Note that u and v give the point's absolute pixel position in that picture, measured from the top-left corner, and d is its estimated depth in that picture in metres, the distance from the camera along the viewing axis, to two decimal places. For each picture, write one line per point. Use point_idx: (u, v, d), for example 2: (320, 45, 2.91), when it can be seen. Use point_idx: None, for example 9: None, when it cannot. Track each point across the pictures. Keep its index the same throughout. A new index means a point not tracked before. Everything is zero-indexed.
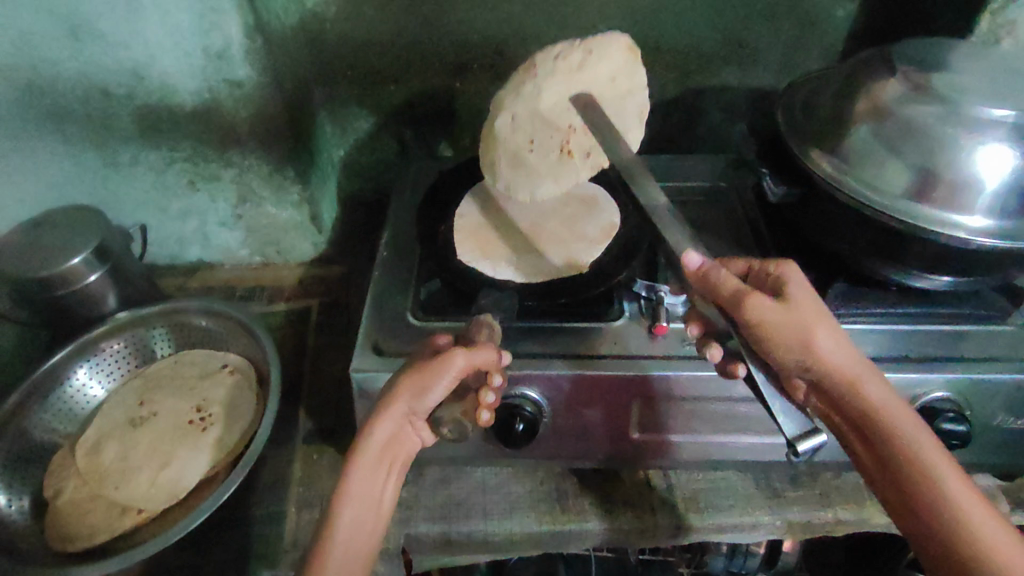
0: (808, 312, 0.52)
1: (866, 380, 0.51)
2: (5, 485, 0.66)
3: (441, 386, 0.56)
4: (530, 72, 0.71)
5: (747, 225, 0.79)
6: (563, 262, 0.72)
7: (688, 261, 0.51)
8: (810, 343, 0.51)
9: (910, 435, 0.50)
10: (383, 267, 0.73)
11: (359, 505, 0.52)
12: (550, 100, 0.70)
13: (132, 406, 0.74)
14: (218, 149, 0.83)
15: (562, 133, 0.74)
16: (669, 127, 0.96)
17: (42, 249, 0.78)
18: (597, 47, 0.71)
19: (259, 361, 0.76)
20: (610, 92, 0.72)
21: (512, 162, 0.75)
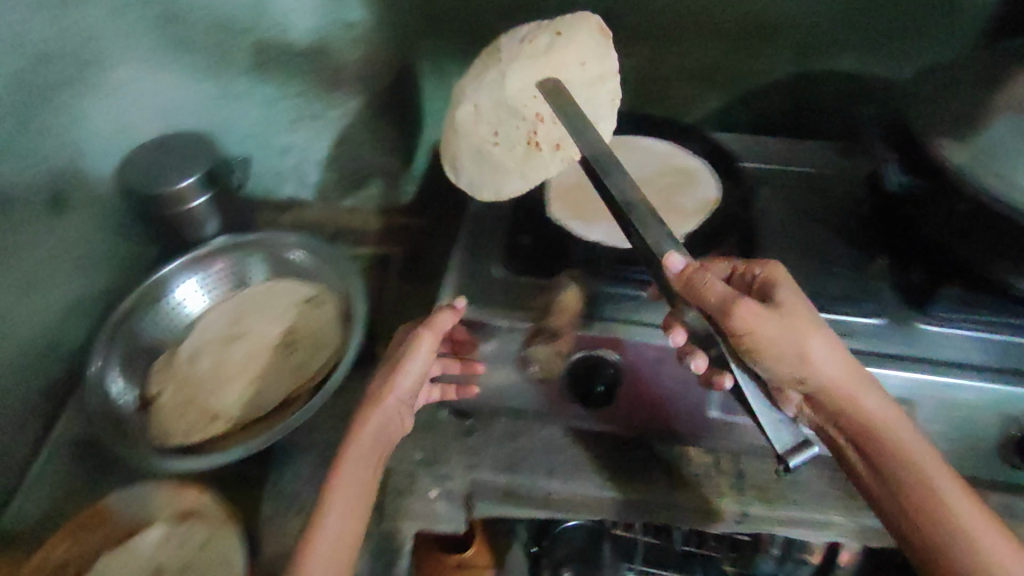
0: (801, 322, 0.53)
1: (863, 394, 0.53)
2: (123, 371, 0.72)
3: (413, 370, 0.62)
4: (493, 59, 0.70)
5: (854, 218, 0.74)
6: (654, 231, 0.68)
7: (670, 264, 0.50)
8: (810, 354, 0.52)
9: (908, 445, 0.52)
10: (475, 218, 0.74)
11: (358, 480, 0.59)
12: (515, 87, 0.67)
13: (228, 321, 0.78)
14: (327, 88, 0.87)
15: (529, 123, 0.70)
16: (775, 109, 0.92)
17: (157, 167, 0.82)
18: (565, 31, 0.69)
19: (345, 297, 0.78)
20: (581, 78, 0.69)
21: (473, 156, 0.71)
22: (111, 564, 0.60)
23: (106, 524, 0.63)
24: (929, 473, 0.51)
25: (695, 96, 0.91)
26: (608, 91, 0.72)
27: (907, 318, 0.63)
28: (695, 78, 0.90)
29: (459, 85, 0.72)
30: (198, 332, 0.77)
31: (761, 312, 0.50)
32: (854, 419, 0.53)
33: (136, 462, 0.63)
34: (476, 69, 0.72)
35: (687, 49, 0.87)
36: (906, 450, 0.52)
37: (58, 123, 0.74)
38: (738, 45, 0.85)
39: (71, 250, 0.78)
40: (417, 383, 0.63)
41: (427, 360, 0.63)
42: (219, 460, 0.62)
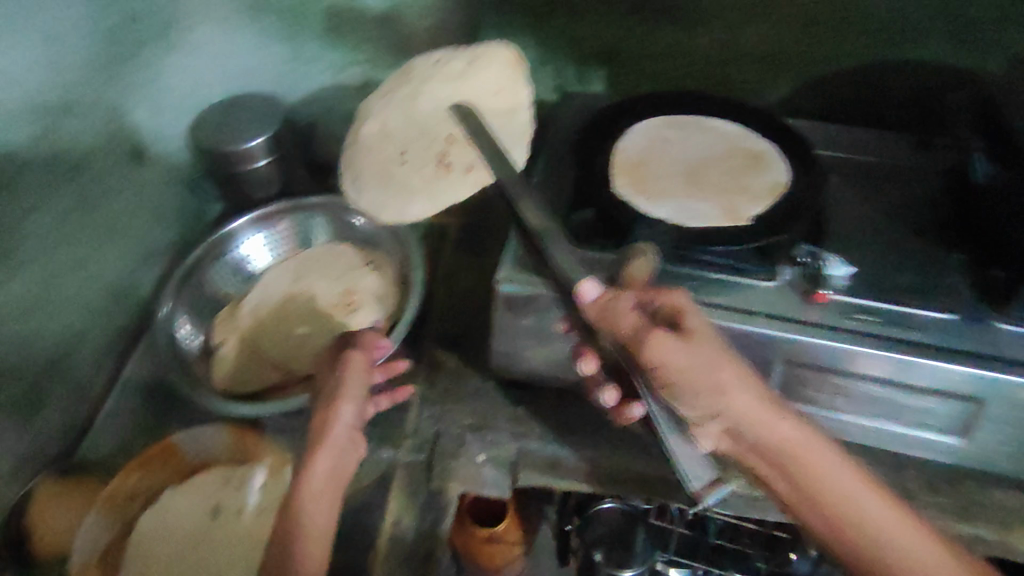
0: (703, 350, 0.51)
1: (777, 420, 0.51)
2: (193, 317, 0.76)
3: (351, 400, 0.60)
4: (405, 79, 0.78)
5: (930, 211, 0.71)
6: (720, 213, 0.67)
7: (584, 293, 0.53)
8: (715, 382, 0.50)
9: (823, 471, 0.51)
10: (537, 189, 0.73)
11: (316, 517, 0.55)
12: (425, 109, 0.76)
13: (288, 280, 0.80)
14: (394, 56, 0.91)
15: (440, 143, 0.76)
16: (847, 98, 0.89)
17: (227, 126, 0.83)
18: (479, 60, 0.77)
19: (404, 262, 0.80)
20: (494, 103, 0.76)
21: (378, 174, 0.78)
22: (176, 498, 0.64)
23: (172, 459, 0.65)
24: (853, 496, 0.51)
25: (763, 80, 0.90)
26: (522, 119, 0.78)
27: (982, 317, 0.60)
28: (766, 62, 0.88)
29: (369, 102, 0.81)
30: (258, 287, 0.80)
31: (676, 346, 0.51)
32: (767, 446, 0.51)
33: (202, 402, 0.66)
34: (388, 87, 0.80)
35: (760, 31, 0.85)
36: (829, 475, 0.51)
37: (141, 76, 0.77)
38: (812, 31, 0.84)
39: (146, 200, 0.81)
40: (357, 413, 0.60)
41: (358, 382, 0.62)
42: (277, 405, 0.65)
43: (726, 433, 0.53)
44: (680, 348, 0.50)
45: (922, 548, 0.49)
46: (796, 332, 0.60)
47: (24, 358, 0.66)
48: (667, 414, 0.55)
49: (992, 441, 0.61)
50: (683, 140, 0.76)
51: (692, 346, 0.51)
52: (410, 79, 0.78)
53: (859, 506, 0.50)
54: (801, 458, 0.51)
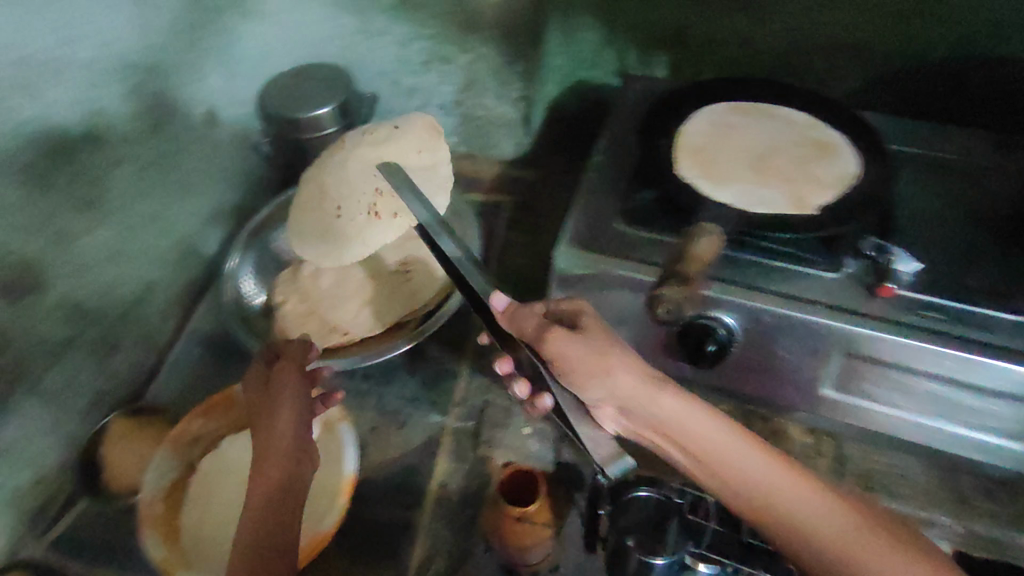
0: (593, 342, 0.53)
1: (660, 395, 0.52)
2: (258, 276, 0.79)
3: (296, 406, 0.58)
4: (340, 148, 0.75)
5: (1005, 212, 0.69)
6: (784, 201, 0.66)
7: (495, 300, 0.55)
8: (604, 367, 0.52)
9: (703, 438, 0.51)
10: (597, 170, 0.74)
11: (272, 511, 0.50)
12: (355, 168, 0.72)
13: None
14: (461, 33, 0.88)
15: (368, 194, 0.71)
16: (922, 93, 0.86)
17: (296, 95, 0.86)
18: (402, 125, 0.75)
19: (461, 236, 0.81)
20: (417, 162, 0.73)
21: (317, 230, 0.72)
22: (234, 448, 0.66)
23: (233, 408, 0.68)
24: (735, 457, 0.50)
25: (835, 71, 0.88)
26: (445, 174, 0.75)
27: None
28: (839, 53, 0.86)
29: (307, 173, 0.77)
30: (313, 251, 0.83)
31: (571, 338, 0.53)
32: (656, 422, 0.53)
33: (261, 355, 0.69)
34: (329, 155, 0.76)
35: (837, 19, 0.83)
36: (705, 440, 0.51)
37: (213, 43, 0.80)
38: (893, 21, 0.81)
39: (215, 164, 0.84)
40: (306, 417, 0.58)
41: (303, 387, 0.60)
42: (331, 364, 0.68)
43: (621, 414, 0.55)
44: (579, 343, 0.52)
45: (813, 501, 0.48)
46: (860, 325, 0.58)
47: (104, 306, 0.71)
48: (568, 398, 0.57)
49: None
50: (750, 127, 0.75)
51: (580, 339, 0.53)
52: (343, 146, 0.75)
53: (747, 467, 0.50)
54: (691, 435, 0.51)
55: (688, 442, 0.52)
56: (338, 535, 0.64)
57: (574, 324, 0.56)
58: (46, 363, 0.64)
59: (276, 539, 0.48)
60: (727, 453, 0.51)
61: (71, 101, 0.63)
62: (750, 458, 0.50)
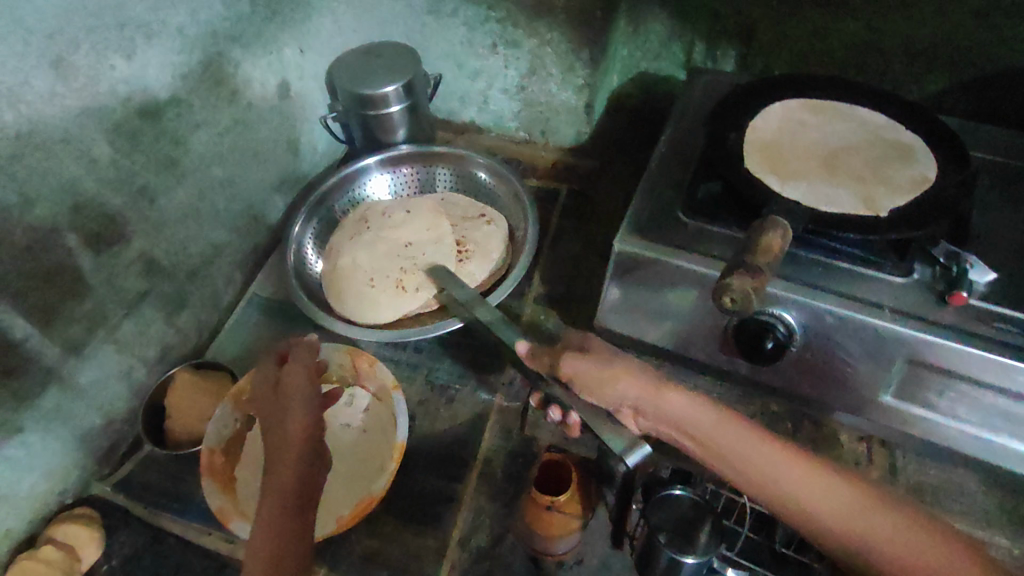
0: (604, 360, 0.57)
1: (666, 394, 0.54)
2: (317, 245, 0.81)
3: (305, 400, 0.61)
4: (363, 228, 0.80)
5: None
6: (856, 202, 0.64)
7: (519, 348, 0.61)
8: (609, 378, 0.56)
9: (711, 434, 0.51)
10: (661, 162, 0.73)
11: (289, 510, 0.54)
12: (382, 249, 0.77)
13: (387, 218, 0.81)
14: (530, 17, 0.88)
15: (398, 269, 0.75)
16: (1005, 101, 0.83)
17: (365, 71, 0.88)
18: (414, 208, 0.82)
19: (518, 221, 0.82)
20: (435, 236, 0.79)
21: (352, 294, 0.73)
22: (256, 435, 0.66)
23: None
24: (738, 445, 0.51)
25: (913, 73, 0.85)
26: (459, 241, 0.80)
27: None
28: (919, 55, 0.83)
29: (331, 241, 0.80)
30: (358, 223, 0.81)
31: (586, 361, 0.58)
32: (669, 419, 0.53)
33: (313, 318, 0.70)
34: (349, 228, 0.81)
35: (920, 18, 0.80)
36: (711, 432, 0.52)
37: (291, 15, 0.82)
38: (980, 22, 0.78)
39: (284, 134, 0.86)
40: (315, 410, 0.60)
41: (308, 380, 0.62)
42: (383, 335, 0.68)
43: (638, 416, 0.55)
44: (588, 362, 0.57)
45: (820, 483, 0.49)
46: (927, 333, 0.56)
47: (176, 262, 0.74)
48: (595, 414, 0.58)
49: None
50: (821, 127, 0.73)
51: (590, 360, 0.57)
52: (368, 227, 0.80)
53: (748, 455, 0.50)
54: (704, 438, 0.52)
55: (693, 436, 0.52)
56: (384, 500, 0.66)
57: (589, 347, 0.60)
58: (120, 312, 0.69)
59: (295, 544, 0.52)
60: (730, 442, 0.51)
61: (164, 65, 0.67)
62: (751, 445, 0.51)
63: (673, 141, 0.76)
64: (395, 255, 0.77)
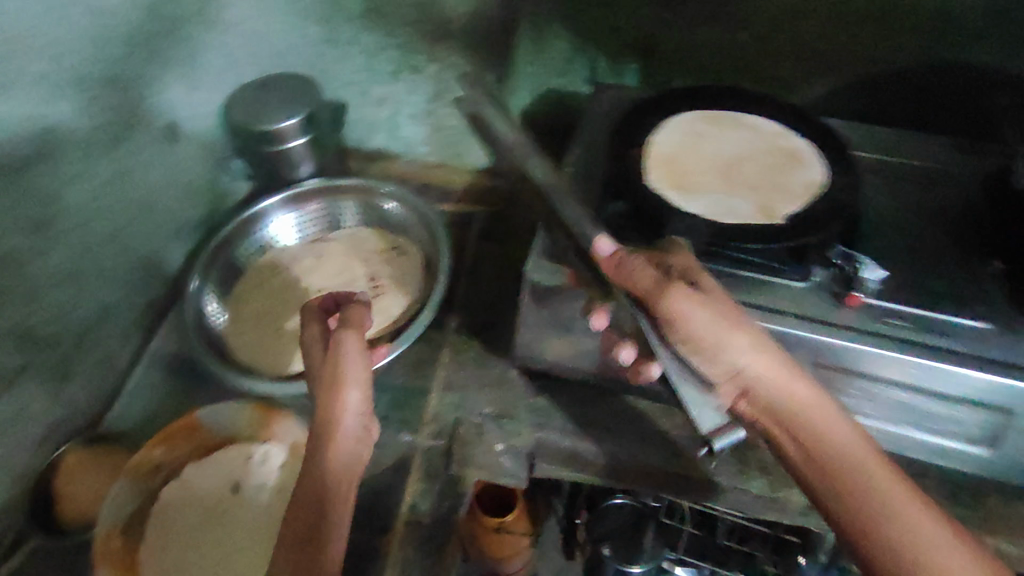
0: (722, 310, 0.56)
1: (793, 380, 0.54)
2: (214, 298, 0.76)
3: (359, 380, 0.55)
4: (268, 274, 0.78)
5: (967, 217, 0.70)
6: (752, 210, 0.67)
7: (599, 247, 0.60)
8: (729, 331, 0.55)
9: (834, 438, 0.52)
10: (569, 181, 0.73)
11: (313, 509, 0.50)
12: (292, 297, 0.76)
13: (294, 264, 0.79)
14: (432, 41, 0.87)
15: (307, 317, 0.74)
16: (886, 99, 0.87)
17: (262, 106, 0.84)
18: (322, 252, 0.81)
19: (432, 249, 0.80)
20: (343, 279, 0.78)
21: (257, 347, 0.71)
22: (193, 471, 0.65)
23: (196, 434, 0.66)
24: (861, 460, 0.51)
25: (802, 78, 0.88)
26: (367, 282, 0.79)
27: (1017, 325, 0.60)
28: (804, 60, 0.86)
29: (236, 288, 0.77)
30: (264, 270, 0.79)
31: (696, 302, 0.55)
32: (780, 404, 0.54)
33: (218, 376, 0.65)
34: (256, 274, 0.78)
35: (803, 27, 0.84)
36: (835, 438, 0.52)
37: (173, 52, 0.78)
38: (857, 27, 0.82)
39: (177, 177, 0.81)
40: (366, 396, 0.55)
41: (363, 360, 0.57)
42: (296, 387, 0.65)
43: (740, 392, 0.56)
44: (698, 302, 0.55)
45: (931, 528, 0.48)
46: (828, 334, 0.59)
47: (60, 328, 0.68)
48: (680, 368, 0.59)
49: (1019, 452, 0.60)
50: (719, 137, 0.75)
51: (703, 308, 0.55)
52: (275, 273, 0.78)
53: (856, 454, 0.52)
54: (815, 424, 0.53)
55: (803, 435, 0.53)
56: None
57: (702, 286, 0.57)
58: None
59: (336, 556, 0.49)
60: (848, 456, 0.52)
61: (22, 118, 0.61)
62: (876, 465, 0.51)
63: (579, 160, 0.76)
64: (303, 303, 0.76)
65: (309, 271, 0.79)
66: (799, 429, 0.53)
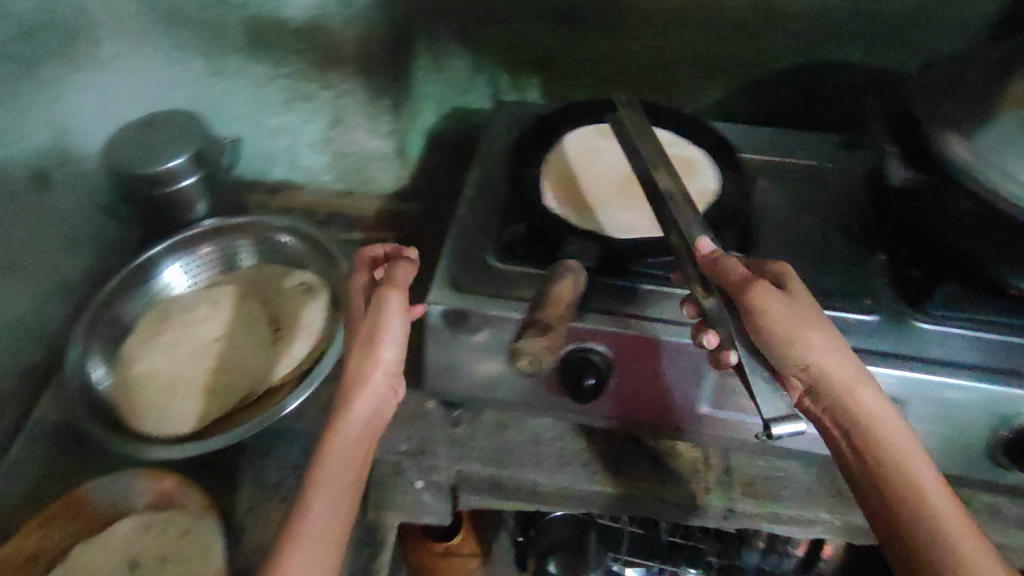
0: (806, 312, 0.51)
1: (863, 386, 0.49)
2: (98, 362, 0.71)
3: (396, 336, 0.57)
4: (160, 327, 0.74)
5: (851, 213, 0.73)
6: (650, 222, 0.67)
7: (701, 246, 0.54)
8: (811, 330, 0.50)
9: (901, 454, 0.47)
10: (470, 206, 0.73)
11: (353, 454, 0.54)
12: (185, 349, 0.72)
13: (187, 313, 0.75)
14: (320, 68, 0.82)
15: (203, 372, 0.70)
16: (776, 100, 0.90)
17: (145, 147, 0.79)
18: (218, 297, 0.77)
19: (336, 283, 0.78)
20: (241, 325, 0.74)
21: (148, 410, 0.66)
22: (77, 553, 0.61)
23: (82, 512, 0.63)
24: (923, 483, 0.46)
25: (697, 84, 0.90)
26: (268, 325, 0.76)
27: (899, 315, 0.62)
28: (696, 66, 0.88)
29: (124, 345, 0.73)
30: (153, 324, 0.75)
31: (779, 301, 0.50)
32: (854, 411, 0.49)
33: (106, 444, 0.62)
34: (146, 328, 0.74)
35: (693, 34, 0.85)
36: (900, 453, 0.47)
37: (39, 98, 0.73)
38: (744, 32, 0.83)
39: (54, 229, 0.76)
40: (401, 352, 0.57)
41: (402, 322, 0.58)
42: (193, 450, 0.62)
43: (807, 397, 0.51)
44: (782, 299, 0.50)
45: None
46: None
47: None
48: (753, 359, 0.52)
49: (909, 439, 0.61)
50: (614, 151, 0.76)
51: (789, 305, 0.51)
52: (166, 325, 0.74)
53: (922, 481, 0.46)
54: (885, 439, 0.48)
55: (863, 443, 0.48)
56: None
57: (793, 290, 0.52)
58: None
59: (349, 501, 0.52)
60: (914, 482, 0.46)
61: None
62: (936, 491, 0.46)
63: (479, 185, 0.75)
64: (198, 355, 0.71)
65: (202, 320, 0.75)
66: (862, 438, 0.48)
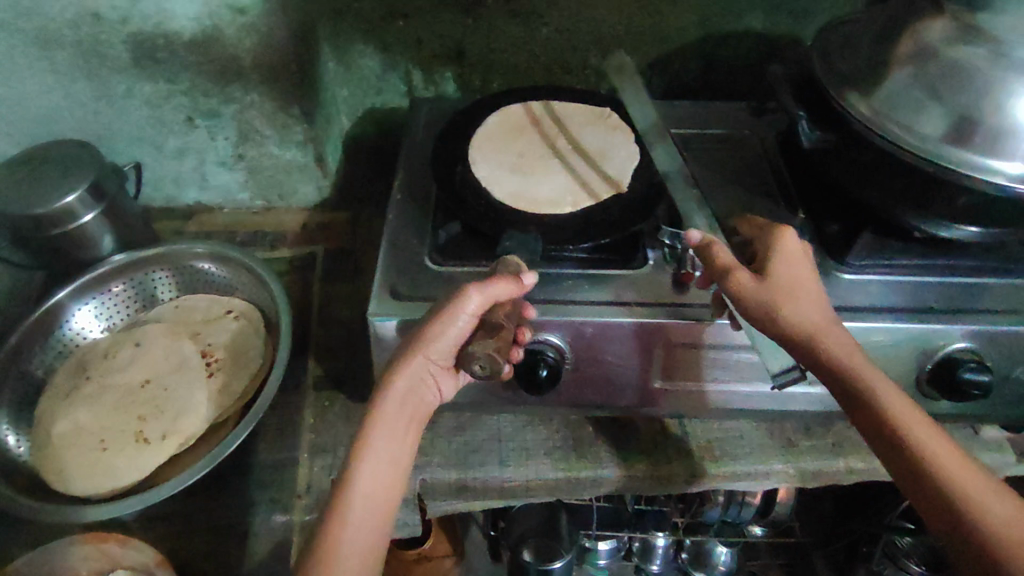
0: (793, 271, 0.56)
1: (827, 332, 0.53)
2: (12, 426, 0.66)
3: (460, 333, 0.54)
4: (82, 374, 0.70)
5: (769, 175, 0.76)
6: (618, 161, 0.71)
7: (691, 236, 0.57)
8: (801, 287, 0.55)
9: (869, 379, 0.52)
10: (400, 210, 0.71)
11: (390, 442, 0.52)
12: (109, 399, 0.68)
13: (108, 359, 0.71)
14: (220, 82, 0.78)
15: (134, 420, 0.66)
16: (688, 72, 0.92)
17: (34, 184, 0.73)
18: (141, 337, 0.73)
19: (268, 308, 0.75)
20: (168, 364, 0.70)
21: (75, 468, 0.62)
22: None
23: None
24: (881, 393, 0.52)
25: None
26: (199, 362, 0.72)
27: (826, 267, 0.65)
28: (608, 46, 0.89)
29: (43, 402, 0.68)
30: (73, 375, 0.70)
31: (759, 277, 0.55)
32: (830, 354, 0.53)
33: (29, 514, 0.57)
34: (67, 378, 0.70)
35: (601, 15, 0.85)
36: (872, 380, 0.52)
37: None
38: (650, 8, 0.85)
39: None
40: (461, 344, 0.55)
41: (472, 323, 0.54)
42: (125, 507, 0.57)
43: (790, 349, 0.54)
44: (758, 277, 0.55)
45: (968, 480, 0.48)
46: (672, 315, 0.60)
47: None
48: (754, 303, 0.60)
49: None
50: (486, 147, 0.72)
51: (766, 280, 0.55)
52: (87, 373, 0.70)
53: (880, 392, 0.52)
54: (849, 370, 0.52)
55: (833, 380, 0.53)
56: None
57: (773, 263, 0.56)
58: None
59: (392, 490, 0.51)
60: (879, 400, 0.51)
61: None
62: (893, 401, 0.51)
63: (407, 188, 0.74)
64: (126, 403, 0.67)
65: (129, 363, 0.71)
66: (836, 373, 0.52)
